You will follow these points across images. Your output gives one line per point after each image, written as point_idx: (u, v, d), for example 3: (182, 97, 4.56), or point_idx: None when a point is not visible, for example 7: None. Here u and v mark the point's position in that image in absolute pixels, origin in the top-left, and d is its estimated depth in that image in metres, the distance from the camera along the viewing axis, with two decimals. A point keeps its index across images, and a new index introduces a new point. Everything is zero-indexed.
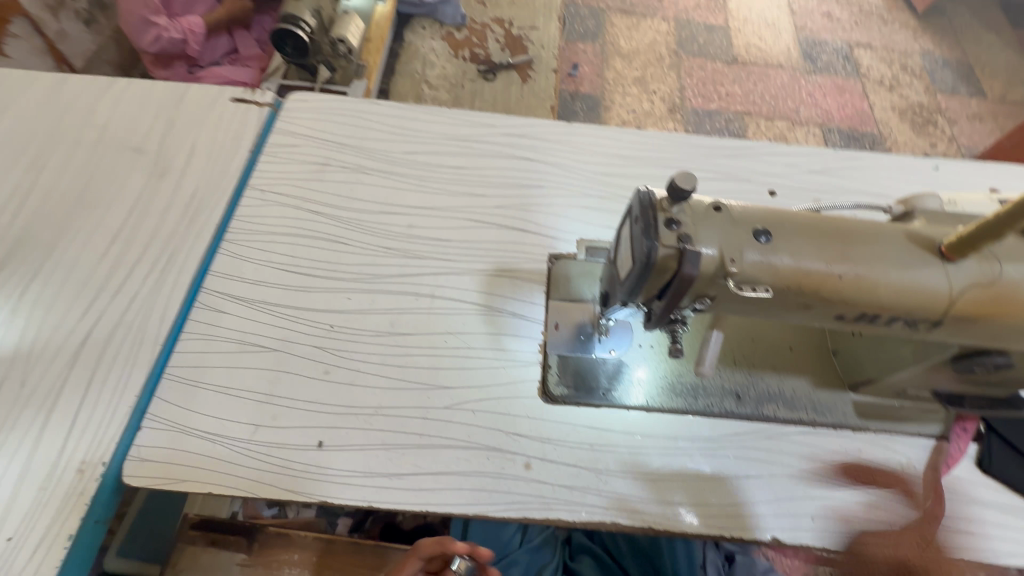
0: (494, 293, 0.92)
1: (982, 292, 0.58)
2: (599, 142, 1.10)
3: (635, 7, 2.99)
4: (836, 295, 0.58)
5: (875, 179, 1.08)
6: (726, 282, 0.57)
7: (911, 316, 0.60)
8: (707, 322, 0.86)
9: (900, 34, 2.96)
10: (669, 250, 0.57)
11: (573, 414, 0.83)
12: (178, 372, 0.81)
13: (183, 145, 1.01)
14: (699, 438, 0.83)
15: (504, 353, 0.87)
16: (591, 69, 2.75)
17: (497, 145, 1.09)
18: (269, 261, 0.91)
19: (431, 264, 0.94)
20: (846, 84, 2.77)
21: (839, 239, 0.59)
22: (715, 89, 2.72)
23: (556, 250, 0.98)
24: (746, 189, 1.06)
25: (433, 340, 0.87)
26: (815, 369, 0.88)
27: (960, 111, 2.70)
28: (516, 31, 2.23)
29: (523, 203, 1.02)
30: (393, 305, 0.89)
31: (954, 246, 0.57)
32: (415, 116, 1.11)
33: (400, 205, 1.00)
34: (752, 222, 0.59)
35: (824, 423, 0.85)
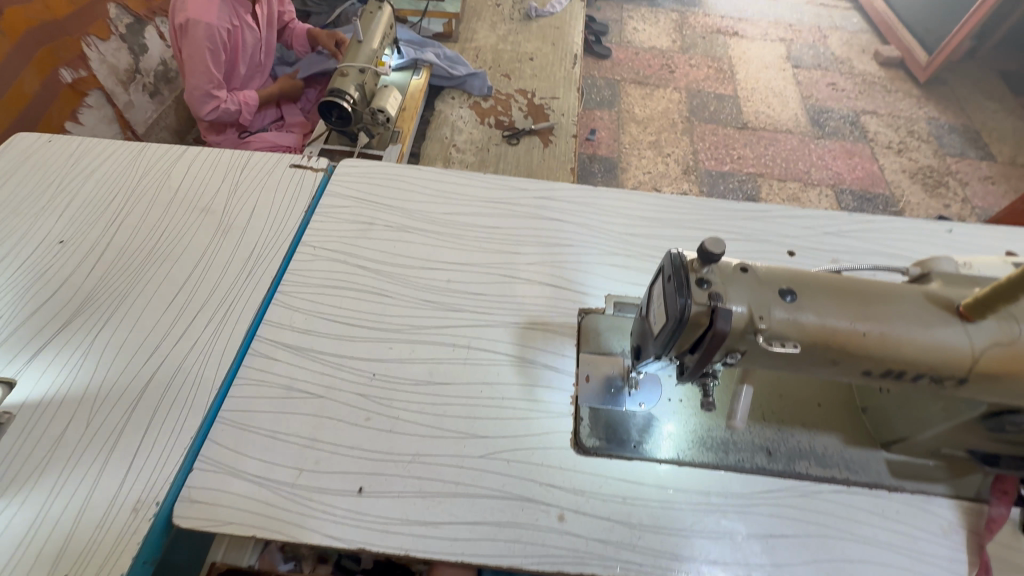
0: (527, 345, 0.97)
1: (1005, 350, 0.60)
2: (623, 204, 1.18)
3: (649, 78, 3.21)
4: (861, 352, 0.61)
5: (891, 241, 1.13)
6: (756, 337, 0.61)
7: (937, 373, 0.62)
8: (735, 377, 0.89)
9: (904, 103, 3.11)
10: (701, 307, 0.61)
11: (605, 466, 0.85)
12: (229, 415, 0.86)
13: (244, 206, 1.11)
14: (731, 494, 0.83)
15: (537, 404, 0.90)
16: (608, 134, 2.93)
17: (528, 206, 1.17)
18: (317, 311, 0.98)
19: (467, 317, 1.00)
20: (854, 147, 2.88)
21: (861, 299, 0.63)
22: (727, 152, 2.85)
23: (584, 304, 1.03)
24: (765, 249, 1.11)
25: (469, 390, 0.91)
26: (844, 426, 0.89)
27: (971, 174, 2.77)
28: (539, 101, 2.42)
29: (553, 260, 1.09)
30: (432, 355, 0.94)
31: (973, 306, 0.60)
32: (453, 181, 1.21)
33: (438, 261, 1.07)
34: (777, 282, 0.63)
35: (857, 482, 0.85)
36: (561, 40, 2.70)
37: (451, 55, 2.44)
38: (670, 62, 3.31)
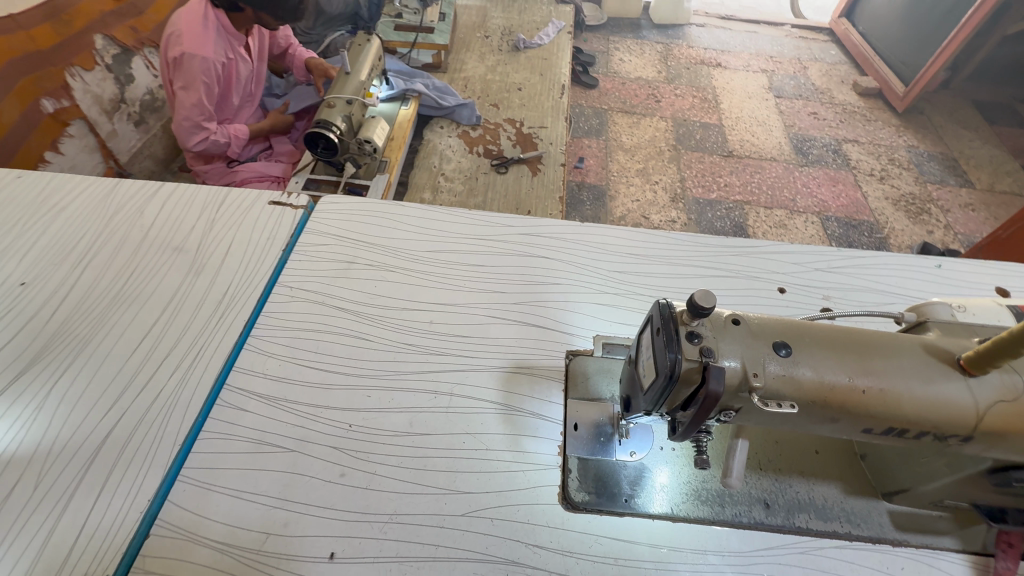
0: (513, 390, 0.93)
1: (1008, 407, 0.58)
2: (611, 240, 1.16)
3: (636, 107, 3.26)
4: (862, 410, 0.58)
5: (881, 277, 1.12)
6: (750, 395, 0.58)
7: (940, 431, 0.59)
8: (729, 427, 0.86)
9: (884, 131, 3.18)
10: (691, 364, 0.58)
11: (595, 523, 0.80)
12: (193, 473, 0.80)
13: (219, 245, 1.07)
14: (729, 551, 0.78)
15: (524, 455, 0.86)
16: (596, 161, 2.96)
17: (514, 243, 1.15)
18: (293, 357, 0.94)
19: (451, 360, 0.96)
20: (838, 175, 2.93)
21: (859, 352, 0.60)
22: (714, 179, 2.88)
23: (572, 346, 1.00)
24: (756, 287, 1.09)
25: (451, 441, 0.86)
26: (843, 474, 0.86)
27: (952, 201, 2.82)
28: (527, 130, 2.43)
29: (540, 300, 1.06)
30: (413, 403, 0.90)
31: (972, 361, 0.58)
32: (437, 217, 1.18)
33: (420, 301, 1.04)
34: (771, 335, 0.60)
35: (860, 537, 0.80)
36: (549, 71, 2.74)
37: (440, 86, 2.45)
38: (656, 92, 3.38)
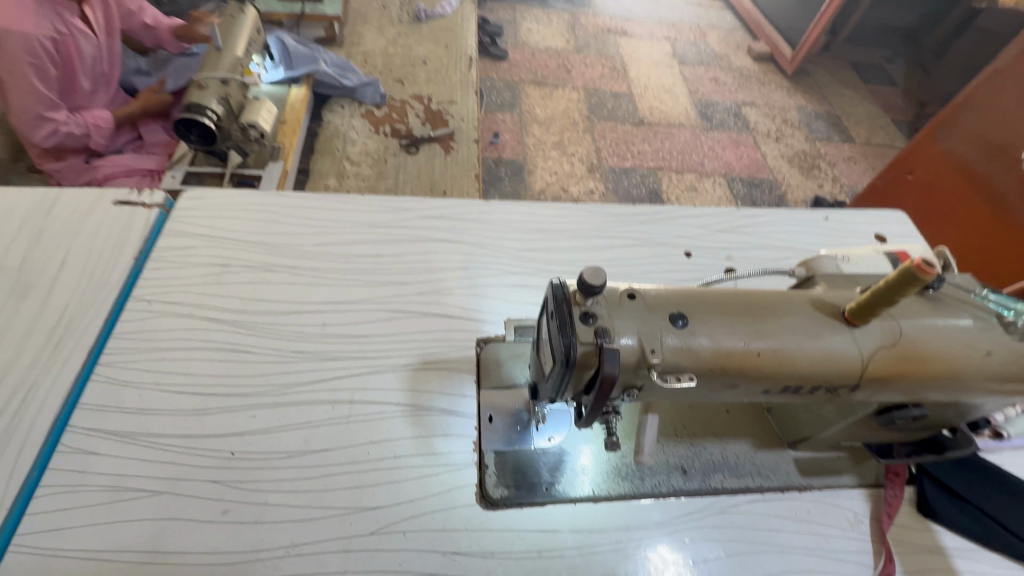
0: (421, 389, 0.86)
1: (889, 353, 0.60)
2: (520, 217, 1.11)
3: (547, 79, 3.21)
4: (759, 373, 0.57)
5: (778, 233, 1.15)
6: (650, 372, 0.55)
7: (831, 383, 0.60)
8: (642, 402, 0.85)
9: (777, 93, 3.37)
10: (587, 346, 0.53)
11: (515, 518, 0.76)
12: (30, 541, 0.66)
13: (52, 260, 0.89)
14: (652, 523, 0.78)
15: (436, 458, 0.79)
16: (511, 136, 2.88)
17: (414, 229, 1.06)
18: (157, 384, 0.80)
19: (350, 364, 0.87)
20: (739, 137, 3.07)
21: (753, 315, 0.58)
22: (628, 148, 2.92)
23: (484, 333, 0.94)
24: (664, 253, 1.09)
25: (354, 453, 0.78)
26: (752, 429, 0.88)
27: (838, 155, 3.06)
28: (436, 106, 2.30)
29: (445, 287, 0.98)
30: (307, 418, 0.80)
31: (856, 312, 0.59)
32: (325, 205, 1.07)
33: (310, 302, 0.93)
34: (668, 306, 0.57)
35: (770, 488, 0.83)
36: (455, 42, 2.60)
37: (340, 63, 2.26)
38: (566, 63, 3.34)
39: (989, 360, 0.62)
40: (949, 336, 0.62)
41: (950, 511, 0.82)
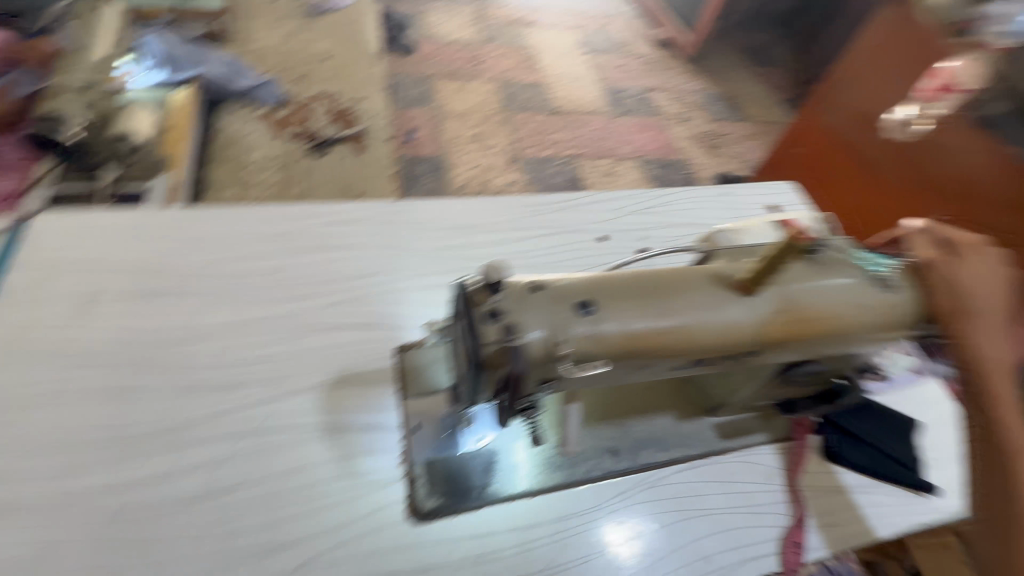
0: (338, 408, 0.80)
1: (782, 317, 0.63)
2: (432, 215, 1.07)
3: (459, 72, 3.16)
4: (665, 351, 0.58)
5: (684, 211, 1.20)
6: (560, 364, 0.54)
7: (733, 352, 0.63)
8: (561, 392, 0.84)
9: (679, 78, 3.55)
10: (494, 347, 0.51)
11: (449, 527, 0.74)
12: None
13: None
14: (586, 509, 0.78)
15: (360, 479, 0.75)
16: (428, 132, 2.81)
17: (319, 237, 0.99)
18: (24, 438, 0.71)
19: (255, 391, 0.79)
20: (649, 121, 3.20)
21: (658, 294, 0.59)
22: (545, 137, 2.95)
23: (401, 340, 0.89)
24: (579, 239, 1.10)
25: (266, 488, 0.72)
26: (675, 402, 0.90)
27: (737, 134, 3.28)
28: (343, 103, 2.12)
29: (358, 296, 0.93)
30: (209, 457, 0.73)
31: (752, 281, 0.61)
32: (214, 219, 0.97)
33: (203, 327, 0.84)
34: (576, 294, 0.56)
35: (694, 456, 0.86)
36: (356, 34, 2.41)
37: (232, 62, 2.04)
38: (477, 54, 3.30)
39: (867, 313, 0.68)
40: (833, 295, 0.66)
41: (849, 453, 0.90)
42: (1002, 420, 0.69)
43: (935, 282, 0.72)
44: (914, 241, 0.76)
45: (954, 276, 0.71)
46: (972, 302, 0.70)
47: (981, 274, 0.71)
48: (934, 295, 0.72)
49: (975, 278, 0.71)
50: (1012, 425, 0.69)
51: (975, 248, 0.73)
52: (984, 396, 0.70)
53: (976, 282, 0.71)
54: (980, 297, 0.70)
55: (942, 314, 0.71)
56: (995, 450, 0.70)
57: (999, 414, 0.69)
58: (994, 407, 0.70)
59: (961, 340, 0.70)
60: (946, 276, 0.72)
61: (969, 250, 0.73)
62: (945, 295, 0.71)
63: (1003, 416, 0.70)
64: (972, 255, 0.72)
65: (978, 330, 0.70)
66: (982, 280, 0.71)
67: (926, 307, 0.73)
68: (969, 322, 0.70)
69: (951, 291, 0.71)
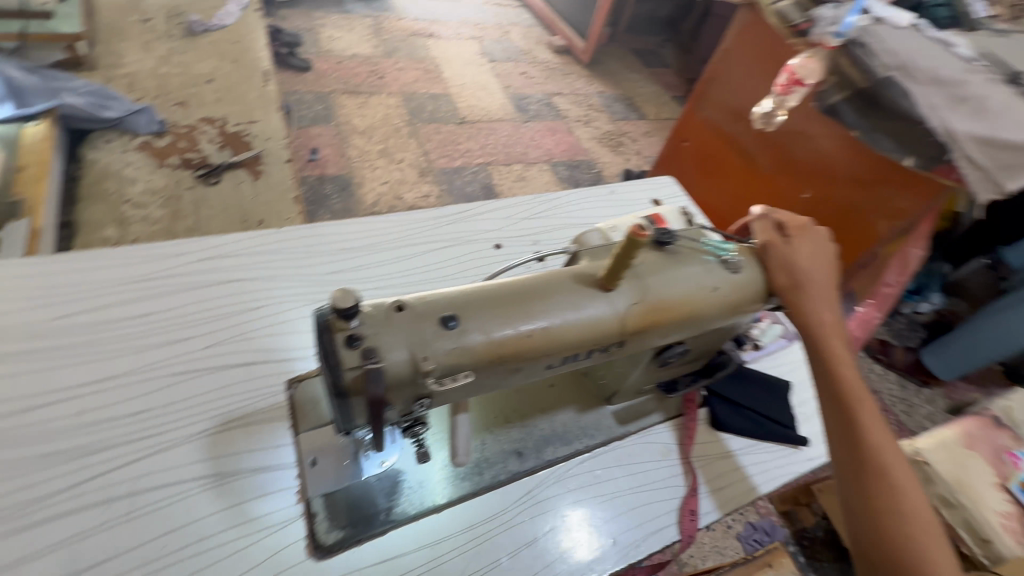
0: (224, 453, 0.76)
1: (639, 308, 0.69)
2: (322, 240, 1.05)
3: (360, 87, 3.09)
4: (533, 352, 0.62)
5: (575, 212, 1.26)
6: (426, 381, 0.55)
7: (599, 345, 0.67)
8: (448, 404, 0.85)
9: (579, 82, 3.71)
10: (353, 373, 0.52)
11: (355, 558, 0.72)
12: None
13: None
14: (495, 515, 0.80)
15: (253, 524, 0.71)
16: (332, 150, 2.73)
17: (195, 274, 0.93)
18: None
19: (125, 449, 0.73)
20: (554, 125, 3.32)
21: (520, 301, 0.62)
22: (455, 147, 2.96)
23: (294, 372, 0.86)
24: (475, 249, 1.12)
25: (144, 553, 0.67)
26: (575, 396, 0.95)
27: (637, 132, 3.48)
28: (234, 128, 1.94)
29: (243, 331, 0.89)
30: (73, 531, 0.66)
31: (608, 277, 0.66)
32: (68, 267, 0.88)
33: (59, 389, 0.76)
34: (438, 311, 0.58)
35: (596, 445, 0.91)
36: (244, 55, 2.20)
37: (98, 91, 1.83)
38: (378, 68, 3.25)
39: (717, 294, 0.75)
40: (684, 282, 0.73)
41: (733, 419, 0.98)
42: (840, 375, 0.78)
43: (775, 262, 0.81)
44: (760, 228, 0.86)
45: (789, 256, 0.81)
46: (804, 277, 0.80)
47: (811, 254, 0.83)
48: (774, 272, 0.81)
49: (806, 258, 0.82)
50: (849, 378, 0.78)
51: (807, 232, 0.84)
52: (824, 354, 0.79)
53: (807, 261, 0.82)
54: (810, 272, 0.81)
55: (781, 288, 0.80)
56: (838, 401, 0.77)
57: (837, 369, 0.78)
58: (833, 364, 0.79)
59: (797, 310, 0.80)
60: (783, 255, 0.81)
61: (801, 234, 0.84)
62: (783, 272, 0.81)
63: (841, 371, 0.78)
64: (802, 237, 0.84)
65: (810, 300, 0.80)
66: (811, 259, 0.82)
67: (770, 283, 0.81)
68: (803, 295, 0.80)
69: (788, 269, 0.81)
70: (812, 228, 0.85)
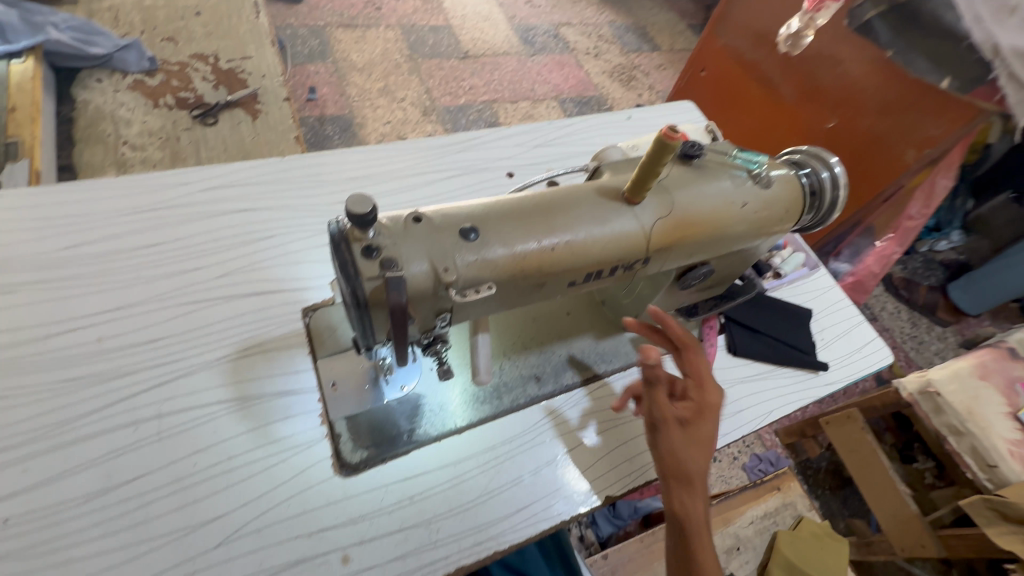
0: (246, 378, 0.76)
1: (665, 223, 0.66)
2: (327, 168, 1.01)
3: (356, 19, 2.91)
4: (557, 267, 0.59)
5: (590, 138, 1.20)
6: (448, 293, 0.54)
7: (623, 262, 0.65)
8: (467, 325, 0.85)
9: (589, 10, 3.47)
10: (374, 284, 0.50)
11: (380, 475, 0.74)
12: None
13: None
14: (516, 436, 0.81)
15: (279, 445, 0.72)
16: (330, 89, 2.60)
17: (200, 205, 0.91)
18: None
19: (147, 375, 0.74)
20: (562, 59, 3.13)
21: (543, 215, 0.59)
22: (458, 84, 2.81)
23: (309, 301, 0.85)
24: (486, 178, 1.08)
25: (176, 471, 0.68)
26: (592, 323, 0.94)
27: (650, 65, 3.28)
28: (227, 65, 1.80)
29: (254, 261, 0.87)
30: (104, 450, 0.68)
31: (633, 190, 0.62)
32: (73, 198, 0.86)
33: (75, 317, 0.76)
34: (457, 223, 0.55)
35: (614, 370, 0.90)
36: None
37: (84, 28, 1.69)
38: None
39: (745, 211, 0.72)
40: (712, 197, 0.69)
41: (750, 345, 0.97)
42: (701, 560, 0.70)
43: (664, 449, 0.71)
44: (655, 395, 0.73)
45: (675, 443, 0.71)
46: (689, 470, 0.70)
47: (701, 437, 0.72)
48: (662, 460, 0.72)
49: (690, 441, 0.71)
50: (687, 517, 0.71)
51: (706, 406, 0.74)
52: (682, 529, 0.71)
53: (690, 447, 0.71)
54: (689, 462, 0.71)
55: (668, 479, 0.72)
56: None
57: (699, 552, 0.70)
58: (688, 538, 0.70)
59: (670, 502, 0.72)
60: (671, 441, 0.71)
61: (696, 408, 0.74)
62: (671, 463, 0.71)
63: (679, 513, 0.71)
64: (697, 414, 0.73)
65: (689, 492, 0.71)
66: (701, 442, 0.72)
67: (657, 470, 0.73)
68: (681, 490, 0.71)
69: (673, 455, 0.71)
70: (711, 390, 0.75)
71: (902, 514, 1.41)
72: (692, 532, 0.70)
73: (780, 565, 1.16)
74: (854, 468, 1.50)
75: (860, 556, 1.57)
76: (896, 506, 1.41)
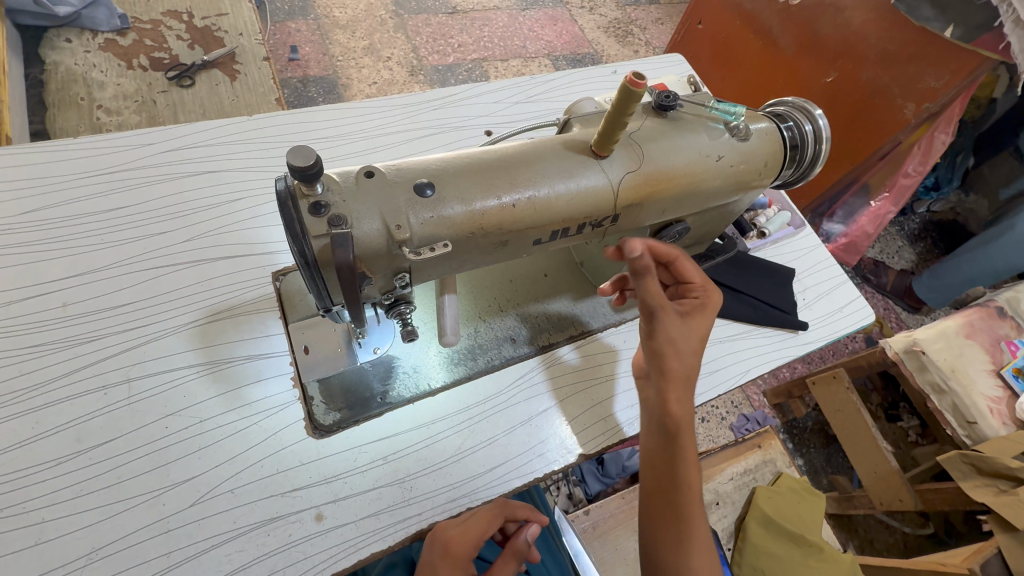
0: (216, 343, 0.76)
1: (635, 176, 0.63)
2: (295, 129, 0.97)
3: None
4: (519, 224, 0.58)
5: (572, 93, 1.15)
6: (402, 252, 0.53)
7: (590, 219, 0.63)
8: (435, 285, 0.84)
9: None
10: (322, 241, 0.50)
11: (352, 437, 0.74)
12: None
13: None
14: (491, 397, 0.81)
15: (251, 408, 0.73)
16: (313, 48, 2.49)
17: (165, 167, 0.88)
18: None
19: (117, 340, 0.73)
20: (556, 13, 2.99)
21: (504, 170, 0.58)
22: (447, 42, 2.69)
23: (278, 265, 0.84)
24: (463, 137, 1.04)
25: (148, 433, 0.69)
26: (570, 285, 0.92)
27: (647, 19, 3.13)
28: (202, 21, 1.67)
29: (222, 225, 0.85)
30: (76, 414, 0.68)
31: (600, 142, 0.60)
32: (33, 162, 0.83)
33: (41, 283, 0.75)
34: (412, 179, 0.54)
35: (591, 331, 0.90)
36: None
37: None
38: None
39: (720, 164, 0.69)
40: (685, 150, 0.67)
41: (731, 305, 0.97)
42: (684, 460, 0.67)
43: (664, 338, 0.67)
44: (649, 286, 0.65)
45: (674, 334, 0.67)
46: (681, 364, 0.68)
47: (697, 333, 0.71)
48: (662, 355, 0.68)
49: (688, 338, 0.69)
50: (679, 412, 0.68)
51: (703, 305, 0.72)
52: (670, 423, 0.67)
53: (688, 341, 0.69)
54: (685, 357, 0.69)
55: (668, 374, 0.68)
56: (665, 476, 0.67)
57: (683, 452, 0.67)
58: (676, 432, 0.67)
59: (668, 401, 0.67)
60: (671, 333, 0.67)
61: (696, 306, 0.72)
62: (671, 357, 0.68)
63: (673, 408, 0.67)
64: (699, 311, 0.71)
65: (683, 389, 0.68)
66: (696, 338, 0.70)
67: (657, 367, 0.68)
68: (679, 387, 0.68)
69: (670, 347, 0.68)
70: (711, 292, 0.74)
71: (882, 471, 1.42)
72: (682, 433, 0.67)
73: (758, 519, 1.19)
74: (837, 426, 1.52)
75: (840, 509, 1.60)
76: (876, 464, 1.43)
